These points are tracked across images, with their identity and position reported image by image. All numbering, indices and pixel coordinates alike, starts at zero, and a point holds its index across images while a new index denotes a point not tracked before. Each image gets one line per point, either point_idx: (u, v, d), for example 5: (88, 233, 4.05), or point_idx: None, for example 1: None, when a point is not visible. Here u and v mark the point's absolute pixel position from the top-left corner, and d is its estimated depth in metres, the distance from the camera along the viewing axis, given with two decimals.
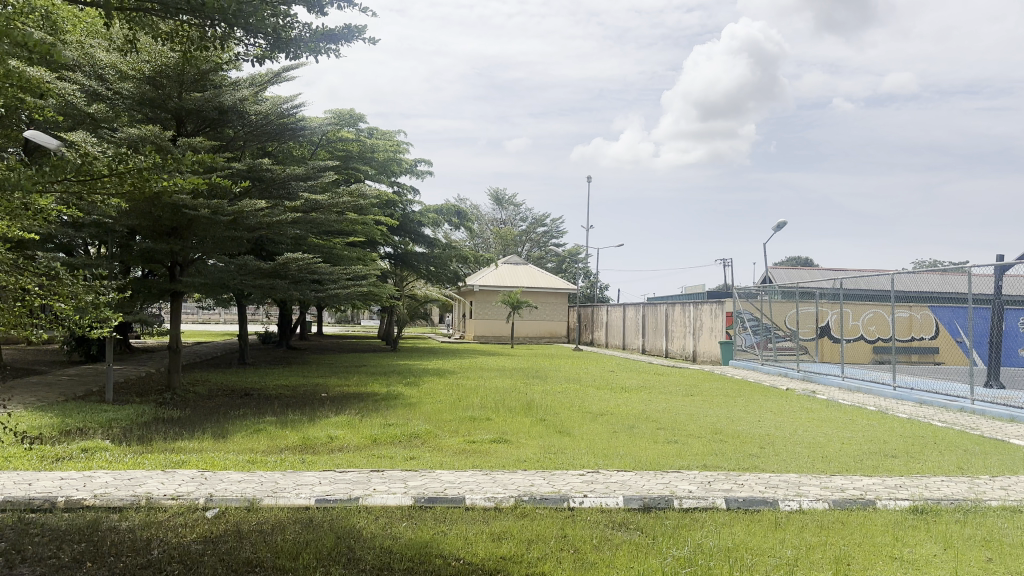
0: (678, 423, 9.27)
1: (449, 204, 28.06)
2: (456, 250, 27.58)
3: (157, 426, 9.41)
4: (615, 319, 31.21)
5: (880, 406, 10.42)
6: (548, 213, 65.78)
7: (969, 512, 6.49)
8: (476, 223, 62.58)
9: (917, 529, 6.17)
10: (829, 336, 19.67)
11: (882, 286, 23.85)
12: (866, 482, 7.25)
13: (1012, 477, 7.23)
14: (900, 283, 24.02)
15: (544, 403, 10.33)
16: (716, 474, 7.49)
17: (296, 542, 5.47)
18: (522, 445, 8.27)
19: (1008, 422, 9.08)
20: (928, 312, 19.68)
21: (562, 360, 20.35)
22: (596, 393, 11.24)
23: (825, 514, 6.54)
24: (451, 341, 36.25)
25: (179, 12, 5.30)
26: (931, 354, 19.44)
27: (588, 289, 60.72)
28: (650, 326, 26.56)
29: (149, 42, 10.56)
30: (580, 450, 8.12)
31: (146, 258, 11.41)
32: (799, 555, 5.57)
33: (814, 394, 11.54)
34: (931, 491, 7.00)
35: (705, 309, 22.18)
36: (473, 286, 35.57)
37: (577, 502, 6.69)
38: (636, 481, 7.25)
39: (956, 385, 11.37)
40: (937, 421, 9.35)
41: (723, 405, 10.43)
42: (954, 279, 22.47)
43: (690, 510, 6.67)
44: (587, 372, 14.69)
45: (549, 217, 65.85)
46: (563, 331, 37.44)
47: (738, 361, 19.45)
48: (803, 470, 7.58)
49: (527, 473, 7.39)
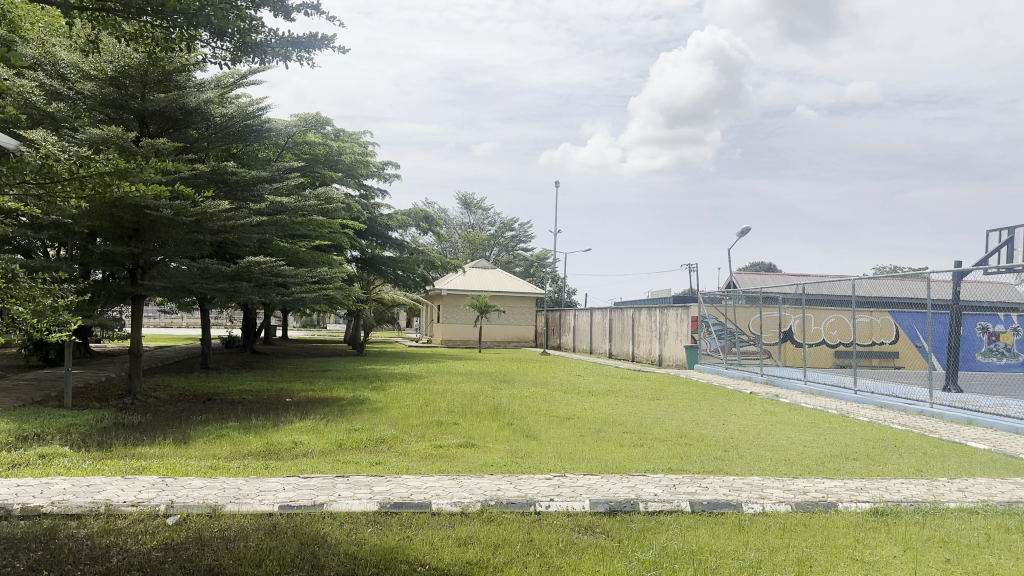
0: (644, 426, 9.32)
1: (418, 208, 27.97)
2: (425, 254, 27.48)
3: (117, 431, 9.22)
4: (582, 323, 31.35)
5: (841, 409, 10.60)
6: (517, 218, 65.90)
7: (927, 514, 6.62)
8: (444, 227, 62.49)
9: (876, 531, 6.28)
10: (793, 341, 19.96)
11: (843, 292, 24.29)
12: (827, 485, 7.35)
13: (969, 479, 7.37)
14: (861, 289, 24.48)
15: (512, 407, 10.33)
16: (681, 477, 7.55)
17: (260, 549, 5.40)
18: (489, 450, 8.25)
19: (966, 426, 9.28)
20: (889, 317, 20.09)
21: (530, 364, 20.39)
22: (563, 397, 11.26)
23: (788, 516, 6.62)
24: (419, 345, 36.12)
25: (143, 14, 5.23)
26: (892, 358, 19.83)
27: (556, 293, 60.95)
28: (619, 331, 26.71)
29: (112, 41, 10.38)
30: (547, 454, 8.13)
31: (107, 261, 11.18)
32: (761, 557, 5.63)
33: (777, 398, 11.69)
34: (890, 493, 7.12)
35: (671, 314, 22.38)
36: (442, 290, 35.50)
37: (543, 506, 6.69)
38: (602, 485, 7.27)
39: (915, 389, 11.60)
40: (897, 425, 9.51)
41: (688, 409, 10.51)
42: (914, 285, 22.96)
43: (655, 514, 6.70)
44: (553, 377, 14.73)
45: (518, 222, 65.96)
46: (531, 335, 37.52)
47: (703, 365, 19.64)
48: (766, 473, 7.66)
49: (493, 478, 7.37)
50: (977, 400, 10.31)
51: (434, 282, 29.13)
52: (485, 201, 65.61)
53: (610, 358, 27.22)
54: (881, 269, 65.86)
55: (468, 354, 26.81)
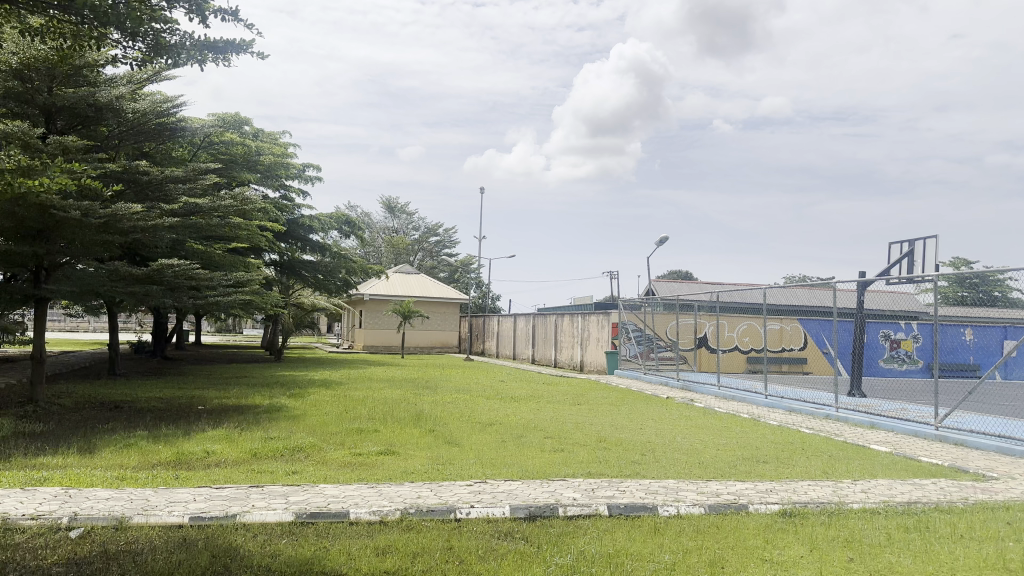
0: (564, 432, 9.42)
1: (340, 212, 27.56)
2: (347, 259, 27.10)
3: (15, 441, 8.74)
4: (506, 330, 31.53)
5: (753, 413, 10.97)
6: (442, 223, 65.84)
7: (832, 515, 6.91)
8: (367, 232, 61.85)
9: (784, 532, 6.52)
10: (708, 347, 20.49)
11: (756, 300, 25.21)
12: (739, 487, 7.59)
13: (870, 481, 7.74)
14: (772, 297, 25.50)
15: (434, 413, 10.29)
16: (599, 481, 7.66)
17: (169, 562, 5.21)
18: (410, 457, 8.20)
19: (868, 429, 9.74)
20: (798, 324, 20.93)
21: (452, 370, 20.36)
22: (486, 403, 11.27)
23: (701, 519, 6.80)
24: (340, 351, 35.57)
25: (48, 9, 4.99)
26: (800, 364, 20.63)
27: (479, 300, 61.12)
28: (541, 337, 26.91)
29: (16, 33, 9.86)
30: (468, 460, 8.13)
31: (7, 262, 10.59)
32: (675, 560, 5.77)
33: (693, 402, 12.01)
34: (798, 495, 7.40)
35: (592, 321, 22.73)
36: (364, 295, 35.09)
37: (463, 513, 6.68)
38: (522, 491, 7.31)
39: (821, 394, 12.11)
40: (805, 428, 9.91)
41: (608, 413, 10.69)
42: (820, 295, 24.02)
43: (574, 518, 6.78)
44: (476, 383, 14.75)
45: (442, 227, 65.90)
46: (454, 341, 37.48)
47: (623, 371, 20.01)
48: (681, 476, 7.85)
49: (413, 486, 7.31)
50: (878, 404, 10.85)
51: (356, 287, 28.74)
52: (410, 206, 65.31)
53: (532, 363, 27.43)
54: (792, 280, 68.71)
55: (390, 361, 26.56)
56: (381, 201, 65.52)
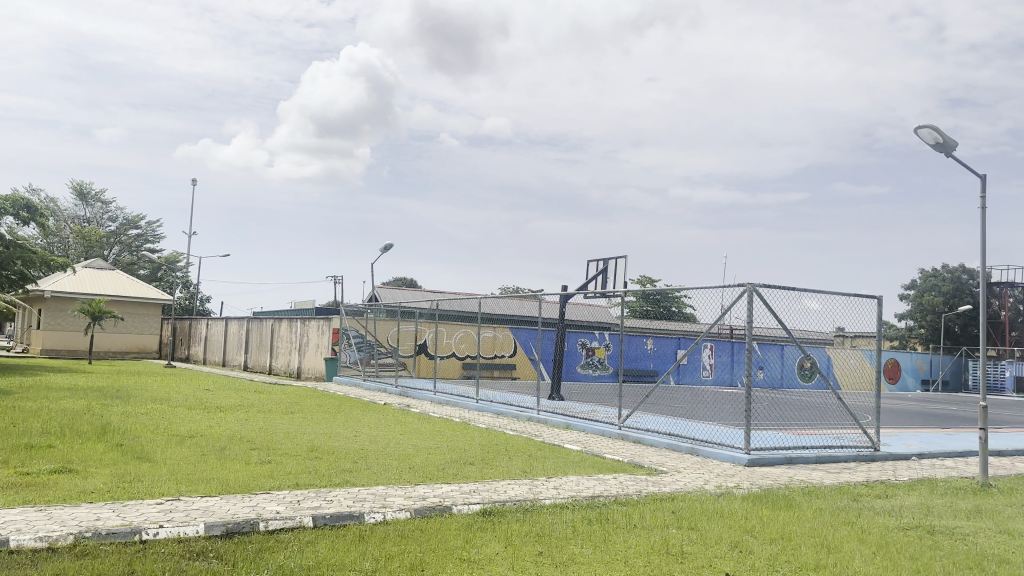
0: (273, 441, 9.12)
1: (15, 195, 24.05)
2: (22, 249, 23.71)
3: None
4: (215, 335, 29.84)
5: (463, 417, 11.49)
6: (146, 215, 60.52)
7: (527, 511, 7.41)
8: (52, 219, 54.73)
9: (482, 530, 6.88)
10: (426, 353, 21.23)
11: (471, 308, 26.69)
12: (444, 489, 7.88)
13: (562, 477, 8.48)
14: (486, 306, 27.20)
15: (125, 426, 9.39)
16: (306, 492, 7.51)
17: None
18: (92, 474, 7.40)
19: (564, 429, 10.70)
20: (509, 332, 22.43)
21: (149, 377, 18.73)
22: (187, 414, 10.47)
23: (405, 523, 6.93)
24: (8, 356, 30.94)
25: None
26: (510, 370, 22.11)
27: (188, 300, 57.15)
28: (256, 342, 25.79)
29: None
30: (162, 476, 7.54)
31: None
32: (376, 566, 5.80)
33: (407, 408, 12.27)
34: (498, 494, 7.86)
35: (310, 326, 22.43)
36: (41, 292, 30.98)
37: (150, 533, 6.15)
38: (221, 506, 6.92)
39: (525, 398, 13.08)
40: (510, 430, 10.61)
41: (321, 421, 10.54)
42: (526, 304, 25.90)
43: (275, 532, 6.55)
44: (178, 391, 13.72)
45: (147, 219, 60.56)
46: (154, 345, 34.59)
47: (340, 378, 19.99)
48: (390, 481, 7.98)
49: (93, 507, 6.60)
50: (572, 406, 12.01)
51: (33, 283, 25.22)
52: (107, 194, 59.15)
53: (245, 369, 26.25)
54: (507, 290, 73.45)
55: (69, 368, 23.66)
56: (71, 186, 58.44)
